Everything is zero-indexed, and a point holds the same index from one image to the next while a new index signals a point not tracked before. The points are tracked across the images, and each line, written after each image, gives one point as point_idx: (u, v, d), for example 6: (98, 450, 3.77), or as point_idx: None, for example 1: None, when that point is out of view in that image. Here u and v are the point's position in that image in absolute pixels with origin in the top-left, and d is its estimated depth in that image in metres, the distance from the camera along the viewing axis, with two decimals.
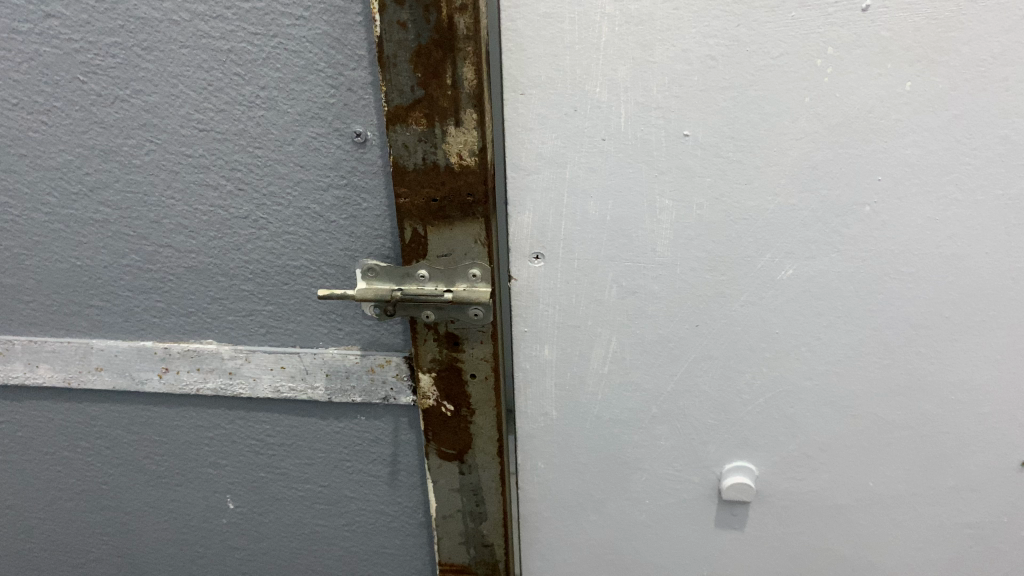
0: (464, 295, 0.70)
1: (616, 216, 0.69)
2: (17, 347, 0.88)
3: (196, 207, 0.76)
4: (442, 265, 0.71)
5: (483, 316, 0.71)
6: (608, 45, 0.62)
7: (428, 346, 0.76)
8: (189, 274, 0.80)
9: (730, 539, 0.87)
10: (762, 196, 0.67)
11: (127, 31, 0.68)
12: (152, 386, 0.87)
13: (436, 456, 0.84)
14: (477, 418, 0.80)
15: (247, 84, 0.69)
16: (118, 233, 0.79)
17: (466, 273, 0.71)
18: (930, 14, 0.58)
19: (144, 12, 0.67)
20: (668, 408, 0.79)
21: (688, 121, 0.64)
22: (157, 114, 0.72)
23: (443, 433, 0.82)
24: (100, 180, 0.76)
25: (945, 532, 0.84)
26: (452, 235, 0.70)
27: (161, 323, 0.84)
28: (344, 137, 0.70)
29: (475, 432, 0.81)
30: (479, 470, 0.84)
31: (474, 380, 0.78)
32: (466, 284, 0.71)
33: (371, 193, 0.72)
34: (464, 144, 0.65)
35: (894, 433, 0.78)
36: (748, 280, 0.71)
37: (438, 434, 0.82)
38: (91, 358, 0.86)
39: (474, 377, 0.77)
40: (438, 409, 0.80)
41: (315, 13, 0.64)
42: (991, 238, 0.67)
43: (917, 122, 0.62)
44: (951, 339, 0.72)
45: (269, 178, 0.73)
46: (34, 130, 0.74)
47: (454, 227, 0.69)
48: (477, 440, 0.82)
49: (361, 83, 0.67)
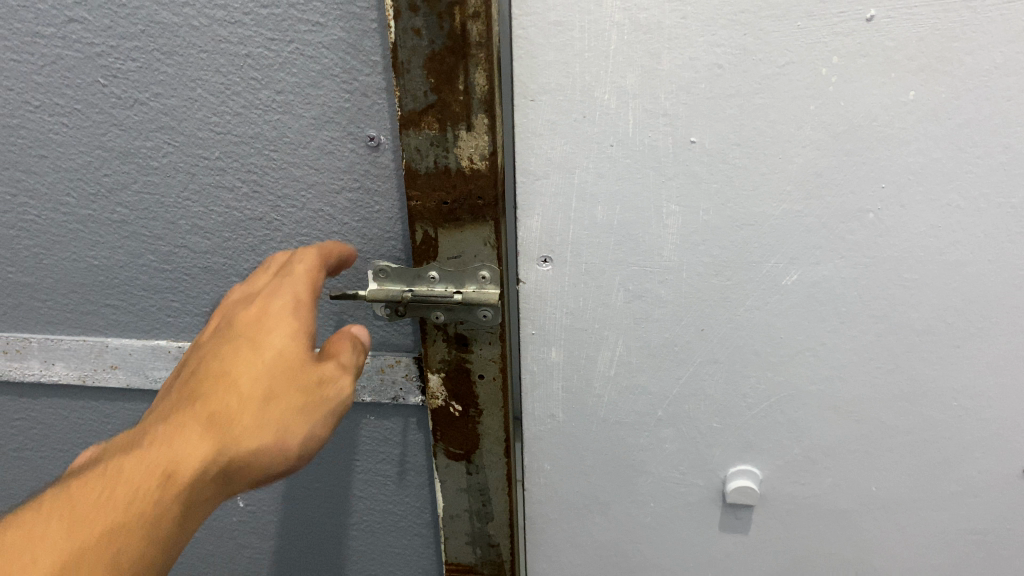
0: (474, 296, 0.71)
1: (623, 220, 0.70)
2: (34, 346, 0.90)
3: (211, 209, 0.78)
4: (453, 266, 0.73)
5: (491, 317, 0.72)
6: (616, 53, 0.63)
7: (437, 346, 0.77)
8: (205, 273, 0.82)
9: (733, 542, 0.88)
10: (767, 201, 0.68)
11: (147, 36, 0.69)
12: None
13: (444, 455, 0.85)
14: (485, 419, 0.81)
15: (264, 89, 0.70)
16: (135, 234, 0.81)
17: (476, 275, 0.72)
18: (933, 25, 0.59)
19: (164, 17, 0.68)
20: (674, 411, 0.80)
21: (696, 128, 0.65)
22: (175, 117, 0.73)
23: (451, 433, 0.83)
24: (118, 181, 0.78)
25: (947, 538, 0.85)
26: (462, 237, 0.71)
27: (175, 322, 0.87)
28: (357, 141, 0.72)
29: (483, 433, 0.82)
30: (486, 471, 0.84)
31: (482, 381, 0.78)
32: (476, 286, 0.72)
33: (383, 196, 0.74)
34: (475, 149, 0.66)
35: (898, 438, 0.79)
36: (753, 285, 0.72)
37: (446, 434, 0.83)
38: (106, 356, 0.89)
39: (482, 378, 0.78)
40: (447, 409, 0.81)
41: (331, 19, 0.65)
42: (993, 245, 0.67)
43: (921, 130, 0.63)
44: (953, 345, 0.73)
45: (283, 181, 0.75)
46: (55, 132, 0.76)
47: (465, 229, 0.71)
48: (485, 440, 0.82)
49: (375, 88, 0.68)
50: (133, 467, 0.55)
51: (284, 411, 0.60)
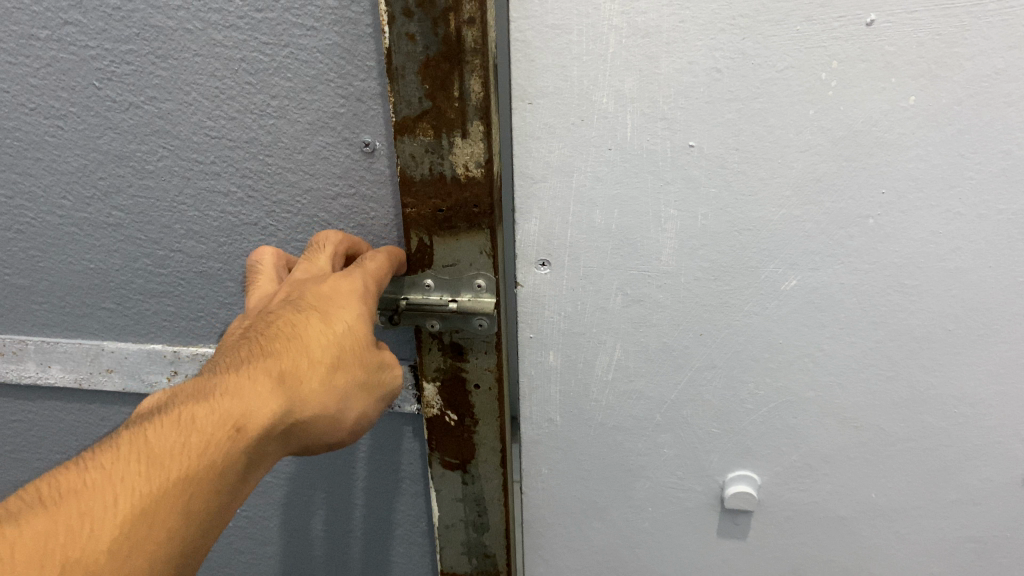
0: (469, 306, 0.71)
1: (622, 225, 0.70)
2: (31, 348, 0.92)
3: (206, 212, 0.78)
4: (447, 274, 0.72)
5: (488, 327, 0.71)
6: (614, 57, 0.63)
7: (433, 356, 0.77)
8: (200, 278, 0.83)
9: (732, 548, 0.87)
10: (766, 207, 0.68)
11: (142, 39, 0.69)
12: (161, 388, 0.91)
13: (440, 465, 0.84)
14: (480, 428, 0.80)
15: (259, 93, 0.70)
16: (130, 237, 0.81)
17: (472, 283, 0.71)
18: (933, 30, 0.59)
19: (158, 21, 0.68)
20: (672, 416, 0.80)
21: (694, 132, 0.65)
22: (170, 121, 0.73)
23: (446, 443, 0.83)
24: (113, 185, 0.78)
25: (946, 546, 0.84)
26: (457, 245, 0.70)
27: (172, 325, 0.87)
28: (353, 147, 0.71)
29: (478, 443, 0.81)
30: (481, 480, 0.84)
31: (478, 390, 0.78)
32: (471, 295, 0.72)
33: (379, 203, 0.74)
34: (470, 156, 0.66)
35: (897, 445, 0.78)
36: (752, 290, 0.72)
37: (440, 443, 0.83)
38: (102, 360, 0.90)
39: (477, 388, 0.78)
40: (442, 418, 0.81)
41: (325, 24, 0.65)
42: (994, 252, 0.67)
43: (921, 136, 0.63)
44: (953, 352, 0.72)
45: (279, 187, 0.75)
46: (51, 134, 0.76)
47: (460, 237, 0.70)
48: (481, 450, 0.82)
49: (370, 94, 0.68)
50: (205, 418, 0.54)
51: (342, 387, 0.62)
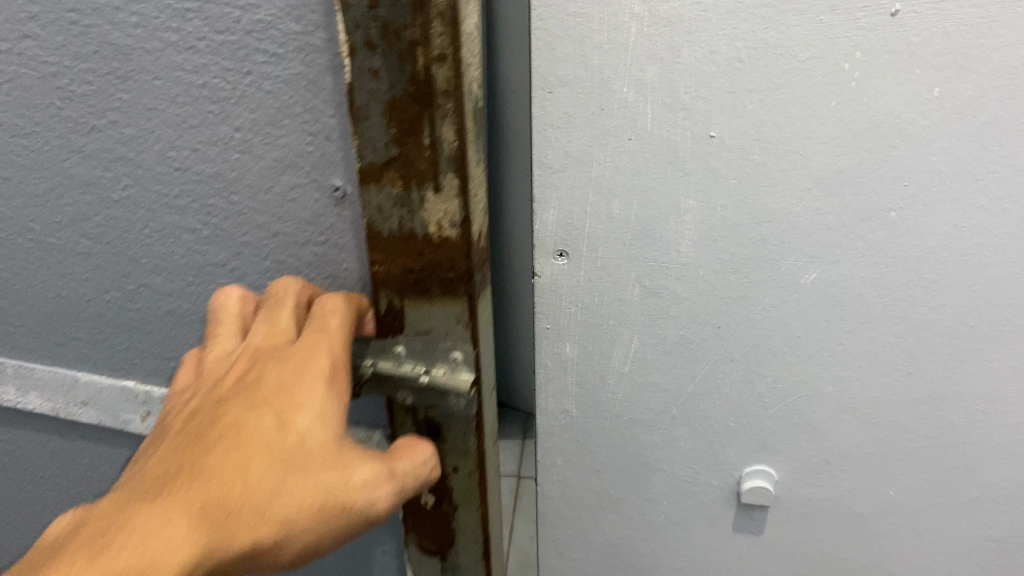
0: (443, 379, 0.71)
1: (640, 215, 0.70)
2: (11, 371, 0.98)
3: (174, 246, 0.79)
4: (419, 342, 0.71)
5: (462, 404, 0.72)
6: (636, 46, 0.62)
7: (407, 431, 0.76)
8: (168, 316, 0.85)
9: (748, 543, 0.88)
10: (786, 199, 0.67)
11: (101, 57, 0.69)
12: (132, 426, 0.95)
13: (418, 548, 0.87)
14: (460, 513, 0.81)
15: (223, 124, 0.70)
16: (100, 266, 0.84)
17: (447, 355, 0.71)
18: (960, 21, 0.58)
19: (116, 37, 0.67)
20: (689, 410, 0.79)
21: (715, 123, 0.65)
22: (134, 148, 0.74)
23: (424, 524, 0.84)
24: (79, 213, 0.80)
25: (965, 543, 0.85)
26: (431, 310, 0.70)
27: (142, 364, 0.91)
28: (322, 188, 0.71)
29: (458, 526, 0.82)
30: (461, 557, 0.86)
31: (455, 474, 0.78)
32: (446, 367, 0.71)
33: (347, 253, 0.74)
34: (444, 214, 0.64)
35: (916, 443, 0.78)
36: (771, 284, 0.71)
37: (420, 524, 0.84)
38: (76, 391, 0.96)
39: (455, 472, 0.78)
40: (419, 500, 0.82)
41: (289, 50, 0.64)
42: (1019, 245, 0.66)
43: (945, 128, 0.62)
44: (974, 348, 0.72)
45: (246, 227, 0.76)
46: (20, 155, 0.79)
47: (433, 302, 0.69)
48: (461, 532, 0.83)
49: (335, 130, 0.67)
50: (110, 562, 0.54)
51: (290, 518, 0.61)
